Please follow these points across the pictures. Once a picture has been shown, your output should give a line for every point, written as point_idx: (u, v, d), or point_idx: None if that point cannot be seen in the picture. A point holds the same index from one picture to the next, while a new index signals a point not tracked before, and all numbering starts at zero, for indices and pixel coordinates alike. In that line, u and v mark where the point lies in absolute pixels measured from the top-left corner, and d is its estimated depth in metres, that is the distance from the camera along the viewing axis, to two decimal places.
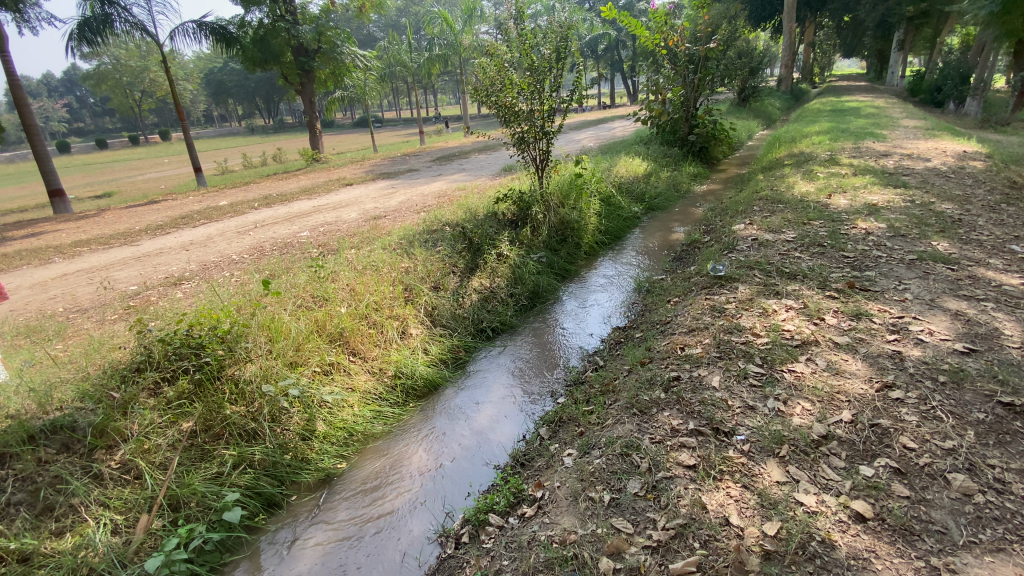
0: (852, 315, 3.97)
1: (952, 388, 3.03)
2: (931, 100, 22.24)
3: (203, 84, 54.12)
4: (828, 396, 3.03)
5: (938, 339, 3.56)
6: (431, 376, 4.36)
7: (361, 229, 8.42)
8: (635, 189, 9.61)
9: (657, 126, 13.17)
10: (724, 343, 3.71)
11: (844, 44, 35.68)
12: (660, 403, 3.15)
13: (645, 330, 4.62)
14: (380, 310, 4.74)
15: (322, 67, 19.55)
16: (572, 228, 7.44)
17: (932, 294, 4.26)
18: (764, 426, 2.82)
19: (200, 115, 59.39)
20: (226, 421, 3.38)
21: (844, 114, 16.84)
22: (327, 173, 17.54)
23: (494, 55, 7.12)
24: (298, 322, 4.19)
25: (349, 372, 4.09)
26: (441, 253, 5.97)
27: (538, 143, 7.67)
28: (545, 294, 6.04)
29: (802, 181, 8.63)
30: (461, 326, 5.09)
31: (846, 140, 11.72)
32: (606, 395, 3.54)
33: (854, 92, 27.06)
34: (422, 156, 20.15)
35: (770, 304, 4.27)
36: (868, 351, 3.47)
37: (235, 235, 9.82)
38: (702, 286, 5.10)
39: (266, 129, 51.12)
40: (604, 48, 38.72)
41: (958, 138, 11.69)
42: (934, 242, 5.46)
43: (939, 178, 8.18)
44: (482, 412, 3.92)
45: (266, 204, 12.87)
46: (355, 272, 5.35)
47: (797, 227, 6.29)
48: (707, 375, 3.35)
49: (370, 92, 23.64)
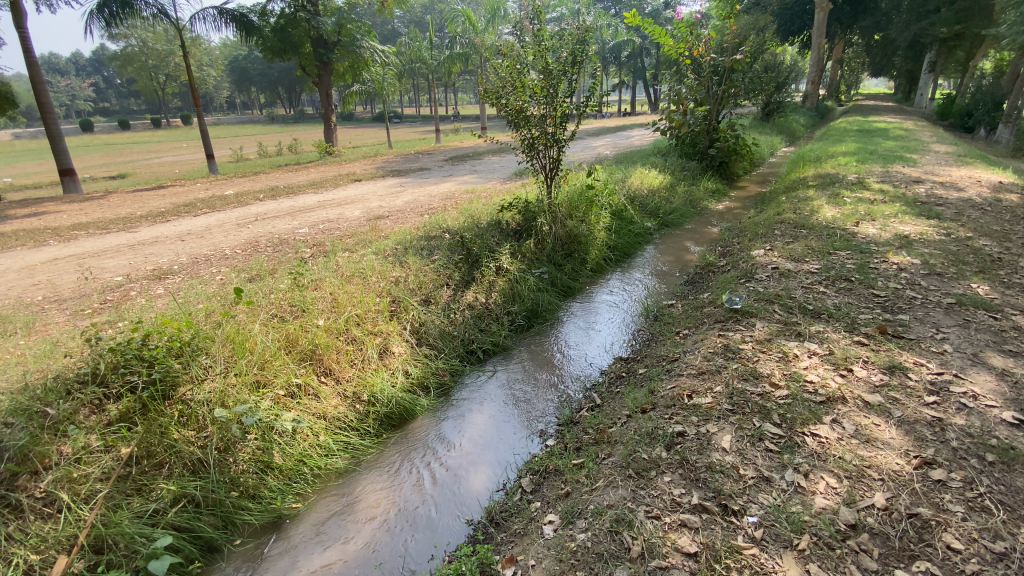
0: (885, 368, 3.50)
1: (1002, 471, 2.55)
2: (961, 125, 21.47)
3: (227, 71, 54.41)
4: (857, 472, 2.58)
5: (984, 405, 3.08)
6: (409, 404, 3.97)
7: (360, 230, 8.11)
8: (649, 203, 9.14)
9: (676, 137, 12.70)
10: (738, 394, 3.28)
11: (873, 64, 34.81)
12: (660, 466, 2.74)
13: (649, 366, 4.19)
14: (361, 325, 4.35)
15: (342, 61, 19.29)
16: (579, 242, 7.03)
17: (974, 347, 3.78)
18: (780, 506, 2.39)
19: (222, 101, 59.83)
20: (170, 448, 3.01)
21: (872, 135, 16.22)
22: (337, 167, 17.25)
23: (507, 55, 6.76)
24: (267, 336, 3.82)
25: (319, 395, 3.71)
26: (436, 264, 5.58)
27: (548, 151, 7.27)
28: (545, 313, 5.64)
29: (827, 205, 8.14)
30: (449, 346, 4.69)
31: (874, 163, 11.17)
32: (598, 446, 3.12)
33: (883, 112, 26.28)
34: (435, 154, 19.78)
35: (791, 347, 3.84)
36: (903, 416, 3.01)
37: (233, 228, 9.49)
38: (715, 319, 4.66)
39: (286, 119, 51.23)
40: (627, 55, 38.25)
41: (992, 167, 11.09)
42: (973, 284, 4.96)
43: (976, 210, 7.63)
44: (462, 449, 3.54)
45: (272, 196, 12.60)
46: (340, 279, 4.98)
47: (821, 258, 5.81)
48: (717, 433, 2.93)
49: (388, 87, 23.39)
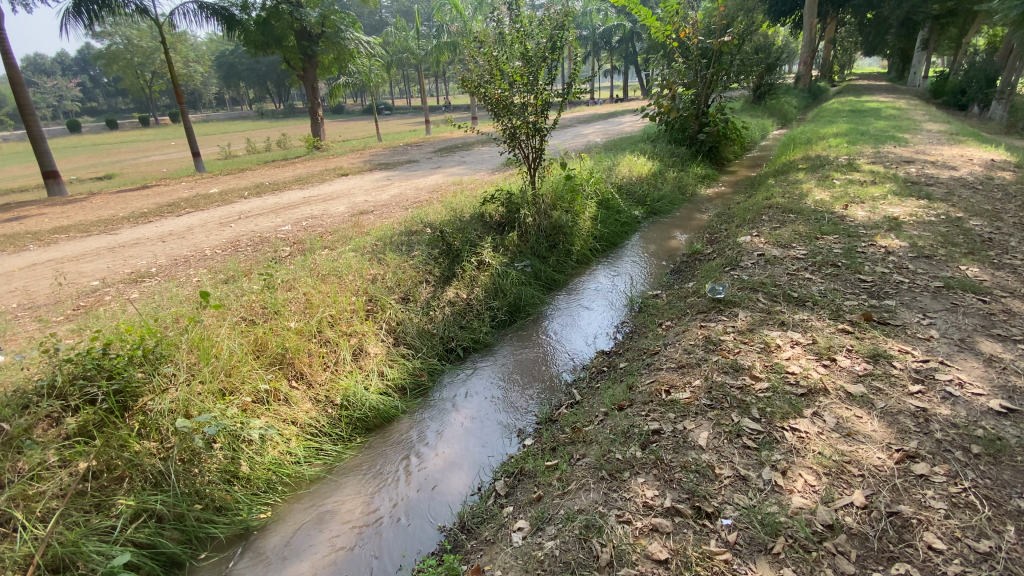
0: (869, 357, 3.42)
1: (986, 463, 2.46)
2: (953, 102, 21.29)
3: (214, 66, 53.61)
4: (836, 469, 2.49)
5: (969, 393, 2.99)
6: (384, 405, 3.85)
7: (342, 226, 7.96)
8: (637, 191, 9.01)
9: (665, 122, 12.50)
10: (717, 388, 3.20)
11: (866, 42, 34.43)
12: (634, 466, 2.65)
13: (630, 360, 4.11)
14: (335, 325, 4.24)
15: (326, 52, 18.93)
16: (563, 233, 6.91)
17: (961, 332, 3.69)
18: (756, 507, 2.31)
19: (211, 97, 59.13)
20: (131, 461, 2.89)
21: (864, 115, 16.02)
22: (324, 162, 17.02)
23: (484, 43, 6.56)
24: (234, 340, 3.70)
25: (290, 400, 3.61)
26: (415, 260, 5.45)
27: (531, 140, 7.10)
28: (528, 307, 5.52)
29: (817, 188, 8.02)
30: (428, 344, 4.56)
31: (865, 144, 11.03)
32: (574, 445, 3.04)
33: (875, 91, 26.04)
34: (424, 146, 19.52)
35: (773, 337, 3.75)
36: (886, 407, 2.92)
37: (215, 227, 9.34)
38: (699, 309, 4.56)
39: (274, 114, 50.59)
40: (618, 40, 37.81)
41: (984, 145, 10.96)
42: (962, 266, 4.86)
43: (966, 189, 7.53)
44: (439, 453, 3.44)
45: (257, 193, 12.41)
46: (315, 278, 4.87)
47: (808, 243, 5.71)
48: (694, 430, 2.85)
49: (375, 79, 23.00)
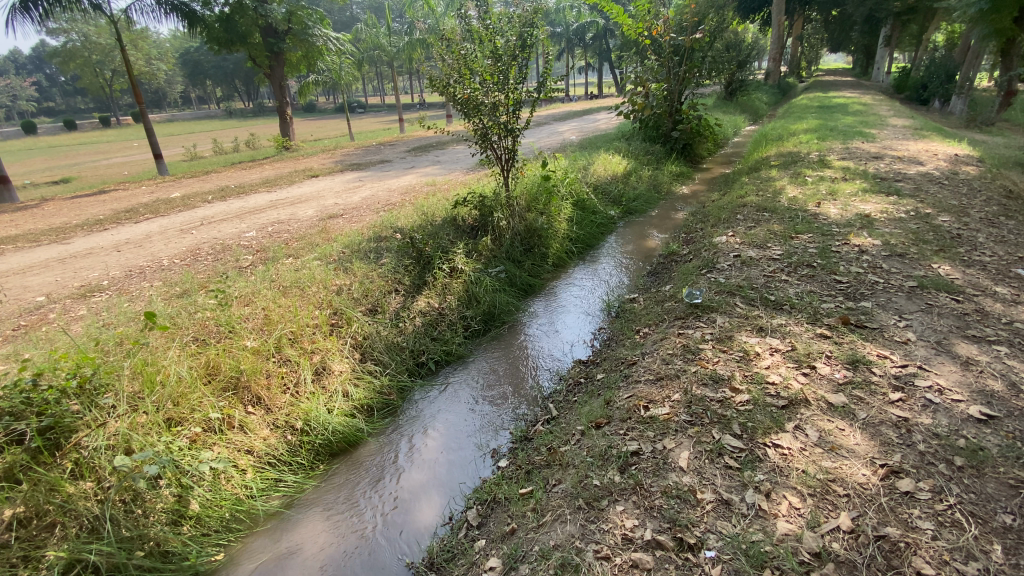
0: (848, 363, 3.34)
1: (972, 476, 2.37)
2: (916, 98, 21.87)
3: (178, 64, 51.82)
4: (821, 489, 2.38)
5: (950, 400, 2.92)
6: (349, 429, 3.63)
7: (310, 231, 7.65)
8: (612, 191, 8.92)
9: (640, 120, 12.45)
10: (696, 402, 3.08)
11: (832, 39, 35.19)
12: (613, 493, 2.51)
13: (607, 371, 3.97)
14: (295, 343, 4.00)
15: (294, 50, 18.35)
16: (539, 236, 6.75)
17: (937, 333, 3.64)
18: (741, 535, 2.19)
19: (175, 97, 57.20)
20: (64, 507, 2.60)
21: (832, 110, 16.29)
22: (294, 163, 16.51)
23: (453, 41, 6.34)
24: (183, 365, 3.45)
25: (245, 427, 3.37)
26: (384, 268, 5.22)
27: (503, 141, 6.89)
28: (503, 315, 5.33)
29: (789, 185, 8.03)
30: (397, 360, 4.34)
31: (834, 139, 11.16)
32: (550, 469, 2.89)
33: (842, 87, 26.60)
34: (397, 145, 19.14)
35: (752, 345, 3.65)
36: (868, 418, 2.84)
37: (175, 235, 8.90)
38: (676, 315, 4.46)
39: (243, 113, 49.20)
40: (592, 36, 37.79)
41: (947, 139, 11.19)
42: (934, 264, 4.86)
43: (934, 184, 7.62)
44: (408, 478, 3.23)
45: (222, 197, 11.92)
46: (275, 291, 4.61)
47: (782, 242, 5.67)
48: (673, 450, 2.72)
49: (346, 77, 22.43)
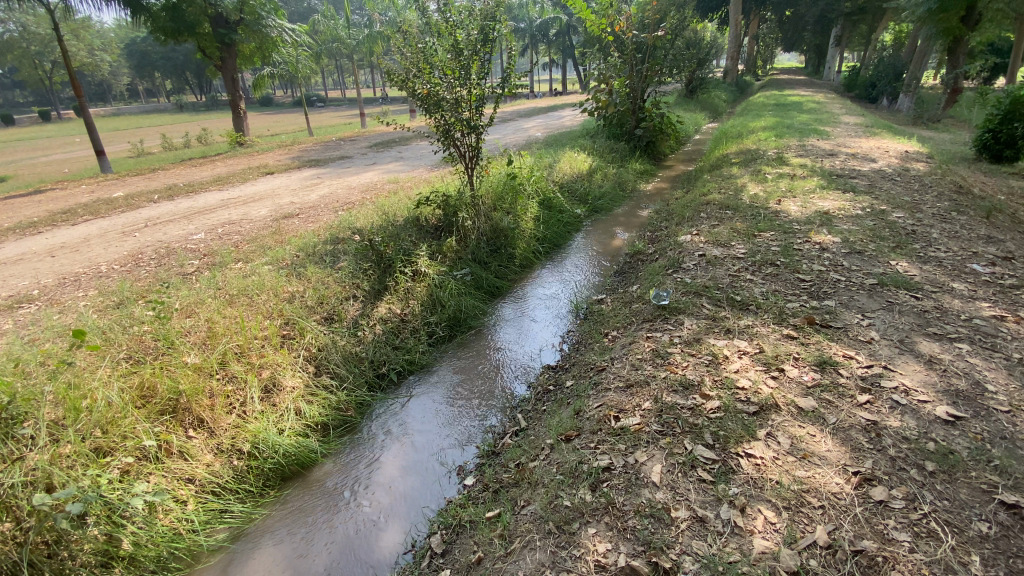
0: (815, 365, 3.32)
1: (943, 482, 2.36)
2: (865, 96, 22.81)
3: (122, 55, 48.95)
4: (796, 501, 2.32)
5: (916, 401, 2.92)
6: (302, 450, 3.39)
7: (263, 233, 7.25)
8: (578, 189, 8.85)
9: (604, 117, 12.42)
10: (667, 411, 2.99)
11: (786, 38, 36.34)
12: (584, 514, 2.39)
13: (577, 378, 3.85)
14: (242, 358, 3.72)
15: (246, 41, 17.48)
16: (505, 236, 6.58)
17: (899, 332, 3.68)
18: (717, 555, 2.10)
19: (120, 89, 54.10)
20: None
21: (788, 108, 16.75)
22: (249, 159, 15.79)
23: (411, 34, 6.07)
24: (113, 388, 3.14)
25: (185, 454, 3.09)
26: (340, 273, 4.95)
27: (466, 138, 6.68)
28: (469, 319, 5.14)
29: (751, 182, 8.14)
30: (356, 372, 4.10)
31: (792, 137, 11.43)
32: (518, 489, 2.74)
33: (796, 85, 27.49)
34: (358, 141, 18.57)
35: (720, 347, 3.60)
36: (838, 423, 2.81)
37: (116, 238, 8.31)
38: (644, 318, 4.38)
39: (195, 107, 46.98)
40: (555, 32, 37.82)
41: (897, 137, 11.63)
42: (892, 261, 4.96)
43: (887, 181, 7.86)
44: (368, 501, 3.02)
45: (169, 197, 11.24)
46: (220, 301, 4.30)
47: (746, 240, 5.70)
48: (646, 463, 2.62)
49: (303, 70, 21.61)
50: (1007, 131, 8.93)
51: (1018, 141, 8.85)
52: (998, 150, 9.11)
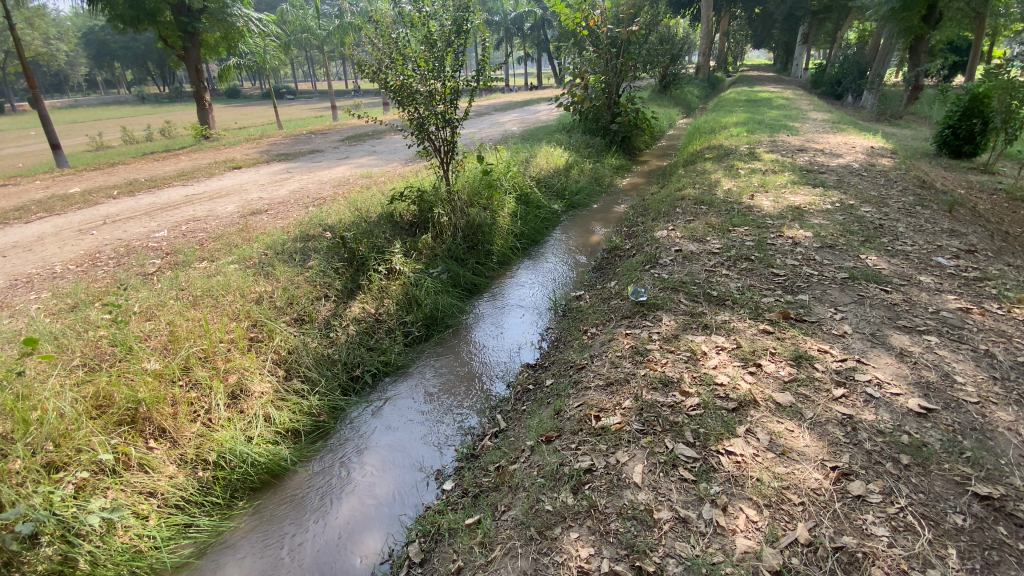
0: (792, 360, 3.34)
1: (918, 475, 2.40)
2: (831, 93, 23.43)
3: (77, 43, 46.71)
4: (776, 499, 2.31)
5: (889, 393, 2.96)
6: (271, 459, 3.25)
7: (229, 230, 6.98)
8: (555, 184, 8.80)
9: (579, 112, 12.40)
10: (648, 409, 2.96)
11: (755, 36, 37.06)
12: (566, 519, 2.34)
13: (556, 377, 3.81)
14: (206, 363, 3.56)
15: (211, 30, 16.83)
16: (482, 232, 6.49)
17: (871, 325, 3.74)
18: (701, 556, 2.07)
19: (76, 79, 51.64)
20: None
21: (758, 104, 17.06)
22: (215, 153, 15.26)
23: (383, 24, 5.89)
24: (65, 398, 2.95)
25: (146, 466, 2.93)
26: (311, 272, 4.79)
27: (441, 132, 6.53)
28: (446, 318, 5.04)
29: (725, 178, 8.22)
30: (329, 375, 3.97)
31: (763, 132, 11.62)
32: (498, 493, 2.68)
33: (765, 82, 28.04)
34: (329, 135, 18.12)
35: (699, 344, 3.59)
36: (815, 418, 2.82)
37: (72, 236, 7.89)
38: (622, 315, 4.36)
39: (157, 99, 45.22)
40: (530, 26, 37.67)
41: (863, 133, 11.95)
42: (862, 255, 5.06)
43: (855, 176, 8.05)
44: (343, 510, 2.91)
45: (130, 192, 10.76)
46: (183, 303, 4.11)
47: (721, 235, 5.74)
48: (627, 464, 2.59)
49: (272, 61, 20.94)
50: (965, 128, 9.24)
51: (976, 137, 9.17)
52: (957, 146, 9.43)
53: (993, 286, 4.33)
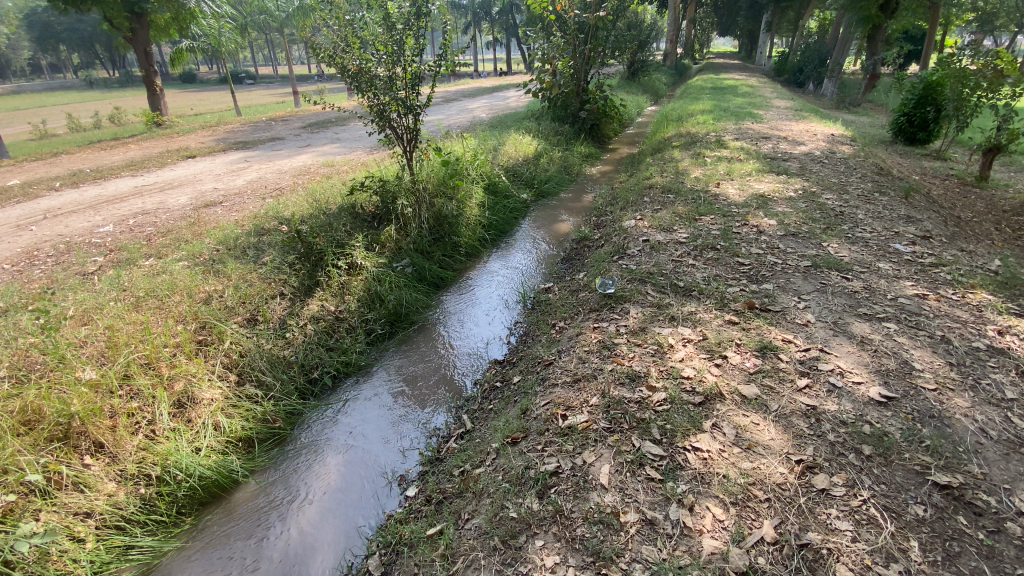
0: (757, 351, 3.33)
1: (880, 466, 2.41)
2: (794, 80, 23.89)
3: (15, 24, 43.59)
4: (743, 496, 2.28)
5: (851, 382, 2.98)
6: (220, 471, 3.07)
7: (181, 223, 6.62)
8: (523, 173, 8.66)
9: (548, 99, 12.23)
10: (615, 406, 2.90)
11: (721, 23, 37.45)
12: (532, 526, 2.27)
13: (523, 374, 3.71)
14: (149, 370, 3.34)
15: (160, 11, 15.90)
16: (448, 223, 6.32)
17: (833, 313, 3.78)
18: (667, 561, 2.03)
19: (16, 61, 48.52)
20: None
21: (724, 92, 17.25)
22: (168, 142, 14.51)
23: (337, 6, 5.60)
24: None
25: (82, 485, 2.71)
26: (265, 269, 4.56)
27: (403, 119, 6.30)
28: (411, 314, 4.88)
29: (691, 165, 8.25)
30: (286, 378, 3.78)
31: (728, 120, 11.73)
32: (461, 500, 2.58)
33: (731, 69, 28.37)
34: (290, 121, 17.44)
35: (665, 336, 3.56)
36: (780, 409, 2.81)
37: (7, 231, 7.35)
38: (590, 308, 4.30)
39: (106, 84, 42.80)
40: (498, 11, 37.12)
41: (824, 120, 12.20)
42: (825, 242, 5.12)
43: (816, 163, 8.19)
44: (301, 521, 2.77)
45: (74, 183, 10.11)
46: (123, 305, 3.84)
47: (688, 224, 5.74)
48: (594, 464, 2.52)
49: (228, 44, 20.00)
50: (920, 115, 9.52)
51: (930, 124, 9.45)
52: (912, 133, 9.71)
53: (947, 271, 4.44)
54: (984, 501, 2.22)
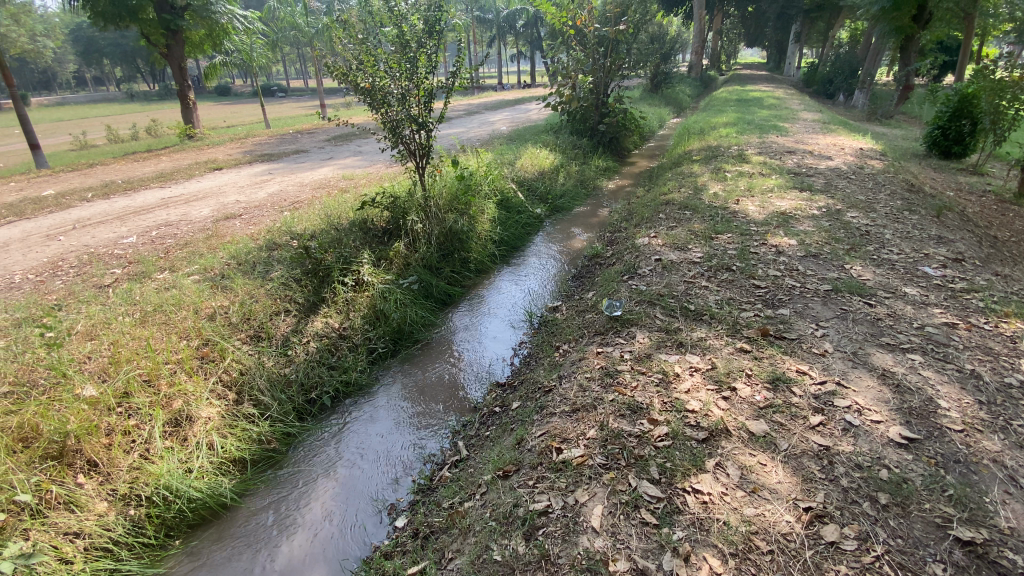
0: (768, 383, 3.15)
1: (896, 517, 2.22)
2: (824, 91, 23.32)
3: (64, 39, 45.80)
4: (743, 546, 2.13)
5: (869, 421, 2.78)
6: (210, 493, 3.04)
7: (199, 236, 6.72)
8: (538, 187, 8.60)
9: (567, 112, 12.15)
10: (612, 440, 2.77)
11: (748, 34, 36.94)
12: (516, 570, 2.16)
13: (523, 400, 3.60)
14: (149, 387, 3.35)
15: (195, 28, 16.46)
16: (458, 238, 6.27)
17: (853, 343, 3.57)
18: None
19: (64, 74, 50.91)
20: None
21: (749, 104, 16.94)
22: (197, 154, 14.92)
23: (353, 25, 5.65)
24: None
25: (72, 505, 2.71)
26: (272, 286, 4.57)
27: (416, 134, 6.30)
28: (416, 332, 4.83)
29: (711, 181, 8.05)
30: (285, 397, 3.76)
31: (751, 133, 11.47)
32: (447, 537, 2.49)
33: (758, 80, 27.86)
34: (315, 134, 17.80)
35: (671, 364, 3.41)
36: (789, 449, 2.64)
37: (37, 242, 7.59)
38: (596, 330, 4.18)
39: (145, 97, 44.53)
40: (523, 24, 37.43)
41: (852, 133, 11.83)
42: (847, 264, 4.88)
43: (843, 179, 7.90)
44: (287, 551, 2.71)
45: (105, 194, 10.43)
46: (130, 320, 3.89)
47: (703, 243, 5.57)
48: (587, 504, 2.40)
49: (259, 59, 20.58)
50: (955, 129, 9.12)
51: (966, 138, 9.05)
52: (947, 147, 9.30)
53: (980, 298, 4.17)
54: (1013, 562, 2.01)
